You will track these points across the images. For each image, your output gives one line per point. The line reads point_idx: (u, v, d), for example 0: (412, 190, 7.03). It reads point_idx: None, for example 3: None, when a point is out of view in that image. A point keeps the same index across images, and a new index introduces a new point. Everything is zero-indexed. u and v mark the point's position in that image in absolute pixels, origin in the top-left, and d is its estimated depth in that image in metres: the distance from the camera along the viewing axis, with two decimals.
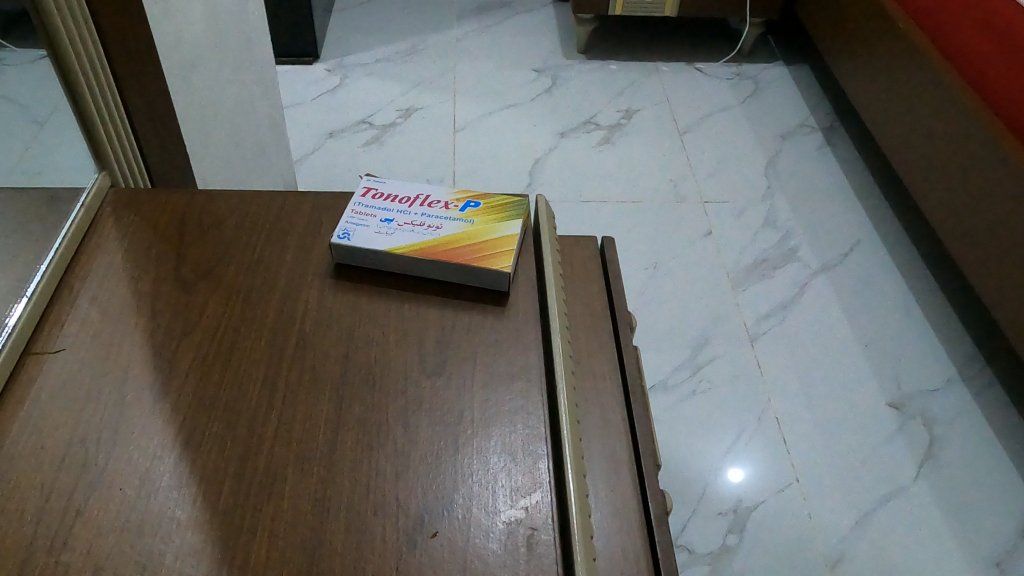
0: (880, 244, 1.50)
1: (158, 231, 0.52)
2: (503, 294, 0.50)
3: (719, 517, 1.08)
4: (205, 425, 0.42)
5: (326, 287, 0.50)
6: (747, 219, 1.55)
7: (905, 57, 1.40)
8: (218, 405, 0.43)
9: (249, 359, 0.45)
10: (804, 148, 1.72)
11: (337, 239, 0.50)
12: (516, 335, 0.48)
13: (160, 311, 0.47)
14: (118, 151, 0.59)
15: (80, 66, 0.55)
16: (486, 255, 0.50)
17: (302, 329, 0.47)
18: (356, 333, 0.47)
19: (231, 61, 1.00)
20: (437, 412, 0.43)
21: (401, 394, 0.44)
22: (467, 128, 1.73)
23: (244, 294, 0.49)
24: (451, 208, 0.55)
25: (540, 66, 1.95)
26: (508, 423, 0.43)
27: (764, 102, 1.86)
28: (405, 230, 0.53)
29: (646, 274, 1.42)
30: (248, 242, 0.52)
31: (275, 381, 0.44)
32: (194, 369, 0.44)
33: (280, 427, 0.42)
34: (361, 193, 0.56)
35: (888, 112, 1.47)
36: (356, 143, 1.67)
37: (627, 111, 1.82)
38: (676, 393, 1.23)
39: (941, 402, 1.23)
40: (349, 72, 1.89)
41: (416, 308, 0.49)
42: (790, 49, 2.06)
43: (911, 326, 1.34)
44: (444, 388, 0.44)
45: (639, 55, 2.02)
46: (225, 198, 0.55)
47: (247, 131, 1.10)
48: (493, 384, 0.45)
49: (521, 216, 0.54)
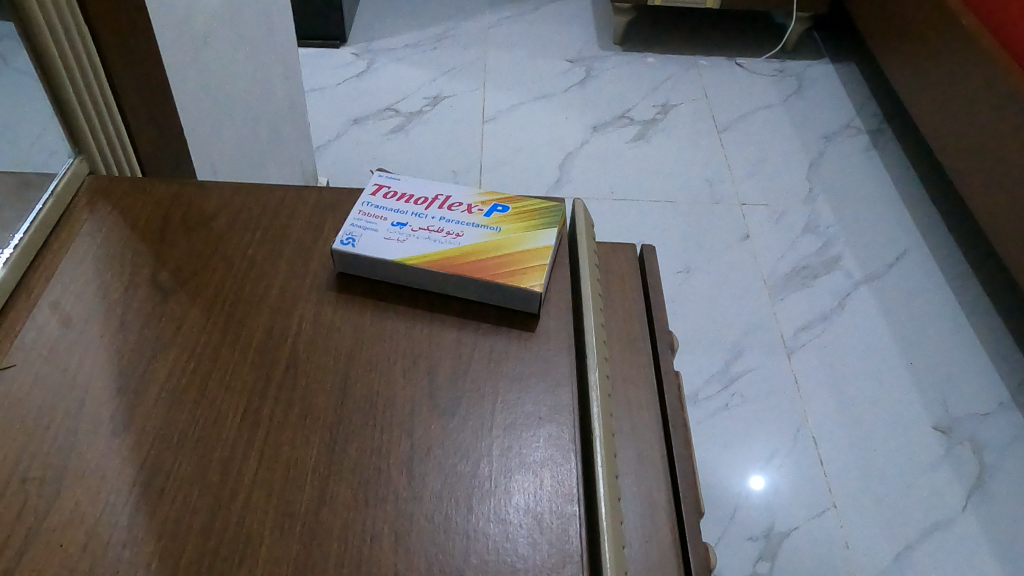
0: (928, 254, 1.40)
1: (137, 227, 0.46)
2: (533, 317, 0.43)
3: (750, 542, 1.00)
4: (170, 467, 0.35)
5: (325, 300, 0.43)
6: (787, 223, 1.46)
7: (965, 57, 1.30)
8: (188, 444, 0.36)
9: (230, 386, 0.38)
10: (849, 151, 1.62)
11: (340, 245, 0.43)
12: (547, 367, 0.40)
13: (130, 322, 0.40)
14: (104, 133, 0.52)
15: (61, 43, 0.47)
16: (513, 271, 0.43)
17: (294, 351, 0.40)
18: (358, 358, 0.40)
19: (250, 40, 0.93)
20: (448, 461, 0.36)
21: (406, 438, 0.37)
22: (496, 118, 1.66)
23: (231, 305, 0.42)
24: (475, 212, 0.47)
25: (573, 57, 1.87)
26: (533, 476, 0.36)
27: (809, 101, 1.76)
28: (420, 237, 0.45)
29: (678, 278, 1.34)
30: (239, 244, 0.45)
31: (258, 415, 0.37)
32: (165, 396, 0.37)
33: (261, 472, 0.35)
34: (371, 191, 0.48)
35: (944, 115, 1.37)
36: (380, 131, 1.60)
37: (663, 106, 1.73)
38: (706, 408, 1.15)
39: (991, 427, 1.14)
40: (377, 57, 1.82)
41: (430, 331, 0.41)
42: (837, 45, 1.95)
43: (961, 345, 1.25)
44: (459, 429, 0.37)
45: (678, 48, 1.93)
46: (219, 191, 0.48)
47: (265, 114, 1.03)
48: (517, 428, 0.38)
49: (557, 224, 0.47)
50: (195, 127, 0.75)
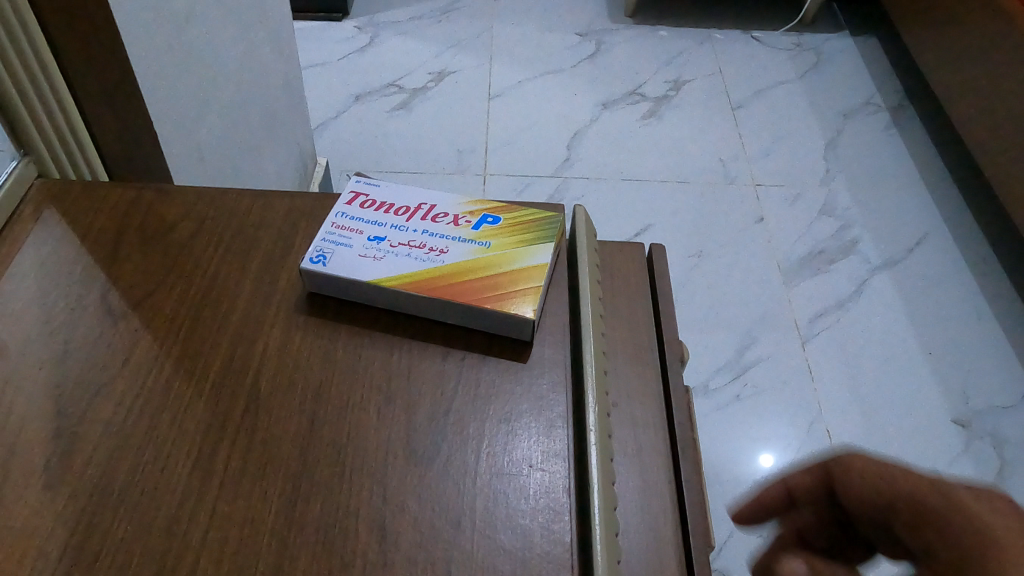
0: (949, 238, 1.34)
1: (87, 239, 0.41)
2: (523, 344, 0.38)
3: (760, 539, 0.96)
4: (109, 526, 0.31)
5: (293, 325, 0.38)
6: (803, 204, 1.40)
7: (995, 33, 1.22)
8: (130, 499, 0.31)
9: (181, 428, 0.34)
10: (868, 129, 1.56)
11: (309, 263, 0.39)
12: (538, 404, 0.36)
13: (72, 351, 0.36)
14: (52, 131, 0.47)
15: (8, 39, 0.43)
16: (501, 294, 0.38)
17: (254, 387, 0.36)
18: (325, 394, 0.35)
19: (242, 17, 0.88)
20: (425, 517, 0.32)
21: (377, 488, 0.32)
22: (502, 95, 1.59)
23: (188, 330, 0.37)
24: (462, 224, 0.43)
25: (583, 30, 1.80)
26: (522, 536, 0.31)
27: (827, 76, 1.69)
28: (399, 254, 0.41)
29: (690, 263, 1.29)
30: (200, 259, 0.41)
31: (212, 461, 0.33)
32: (108, 440, 0.33)
33: (211, 533, 0.31)
34: (347, 200, 0.44)
35: (968, 92, 1.30)
36: (382, 108, 1.54)
37: (676, 82, 1.66)
38: (717, 400, 1.10)
39: (1012, 421, 1.09)
40: (380, 31, 1.75)
41: (407, 361, 0.37)
42: (857, 17, 1.87)
43: (982, 334, 1.20)
44: (437, 479, 0.33)
45: (691, 20, 1.85)
46: (181, 197, 0.44)
47: (259, 93, 0.97)
48: (504, 474, 0.33)
49: (552, 237, 0.42)
50: (189, 114, 0.70)
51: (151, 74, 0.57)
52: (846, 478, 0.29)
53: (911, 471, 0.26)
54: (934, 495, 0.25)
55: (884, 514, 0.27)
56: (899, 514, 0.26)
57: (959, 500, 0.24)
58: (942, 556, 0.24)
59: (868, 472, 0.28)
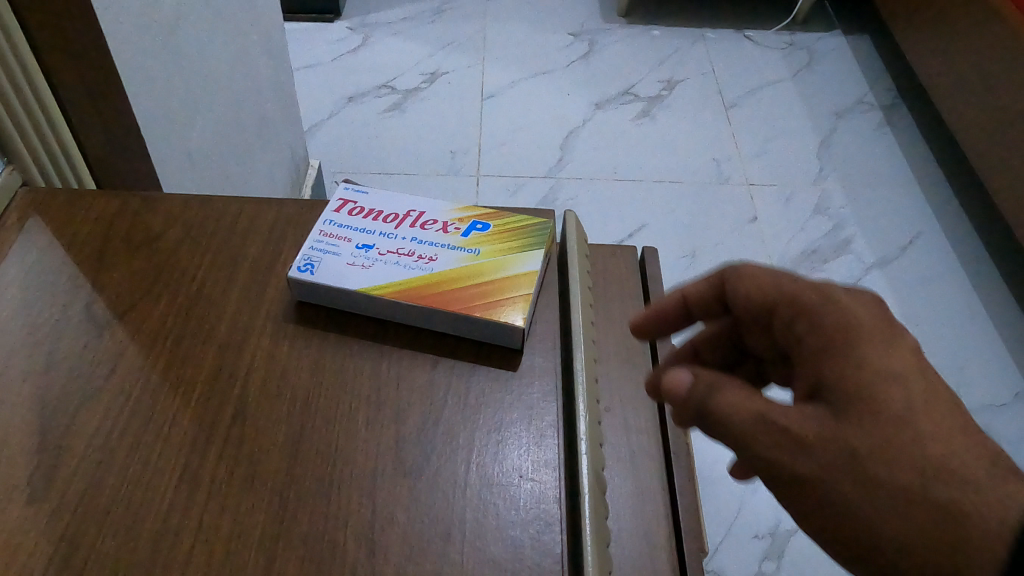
0: (942, 237, 1.34)
1: (72, 248, 0.41)
2: (513, 352, 0.38)
3: (755, 540, 0.95)
4: (94, 540, 0.30)
5: (281, 334, 0.38)
6: (796, 203, 1.40)
7: (987, 32, 1.22)
8: (115, 512, 0.31)
9: (168, 440, 0.33)
10: (861, 128, 1.56)
11: (297, 272, 0.39)
12: (529, 412, 0.36)
13: (57, 363, 0.36)
14: (36, 139, 0.47)
15: None
16: (491, 302, 0.38)
17: (242, 398, 0.35)
18: (314, 404, 0.35)
19: (232, 20, 0.87)
20: (414, 528, 0.31)
21: (366, 500, 0.32)
22: (495, 95, 1.59)
23: (174, 340, 0.37)
24: (451, 231, 0.42)
25: (576, 30, 1.79)
26: (512, 545, 0.31)
27: (819, 75, 1.69)
28: (387, 262, 0.40)
29: (684, 263, 1.28)
30: (186, 269, 0.40)
31: (198, 473, 0.32)
32: (93, 452, 0.33)
33: (198, 546, 0.30)
34: (335, 207, 0.43)
35: (961, 91, 1.30)
36: (375, 110, 1.53)
37: (669, 82, 1.66)
38: None
39: (1006, 420, 1.09)
40: (373, 31, 1.75)
41: (396, 370, 0.37)
42: (849, 16, 1.87)
43: (976, 333, 1.20)
44: (426, 489, 0.33)
45: (684, 19, 1.85)
46: (169, 205, 0.44)
47: (250, 96, 0.97)
48: (494, 483, 0.33)
49: (542, 243, 0.42)
50: (179, 118, 0.70)
51: (140, 80, 0.57)
52: (734, 285, 0.37)
53: (793, 279, 0.34)
54: (812, 295, 0.33)
55: (762, 310, 0.35)
56: (778, 312, 0.34)
57: (832, 299, 0.32)
58: (810, 337, 0.32)
59: (756, 279, 0.36)
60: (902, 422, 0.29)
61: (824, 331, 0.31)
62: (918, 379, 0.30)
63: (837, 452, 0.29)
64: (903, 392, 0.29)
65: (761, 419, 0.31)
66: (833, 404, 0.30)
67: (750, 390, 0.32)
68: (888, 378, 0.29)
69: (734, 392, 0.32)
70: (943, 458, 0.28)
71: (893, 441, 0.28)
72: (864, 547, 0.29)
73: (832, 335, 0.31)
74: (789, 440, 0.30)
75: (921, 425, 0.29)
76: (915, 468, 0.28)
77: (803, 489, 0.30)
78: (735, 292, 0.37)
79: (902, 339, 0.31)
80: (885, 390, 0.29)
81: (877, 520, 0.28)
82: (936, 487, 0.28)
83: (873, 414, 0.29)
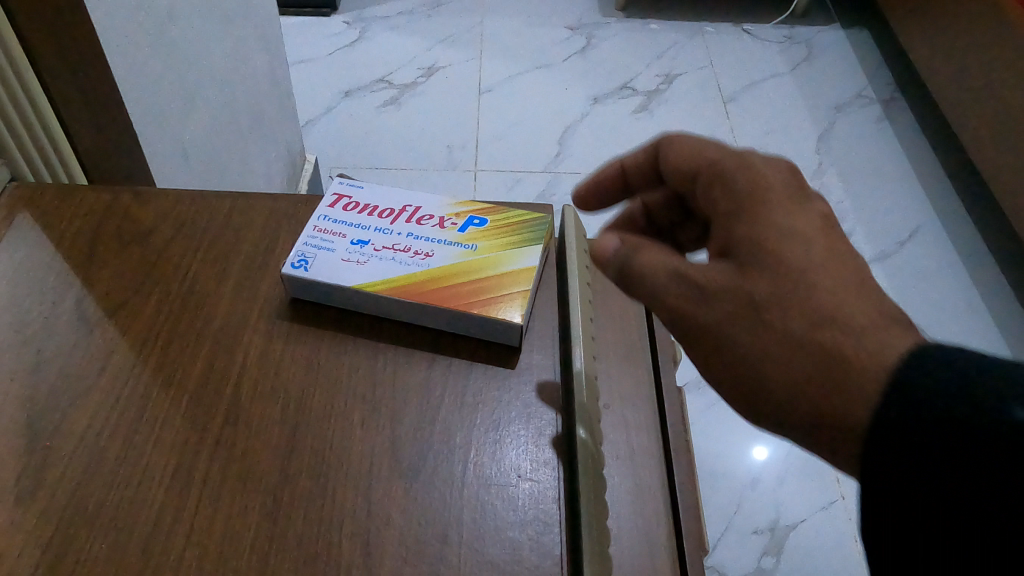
0: (941, 232, 1.34)
1: (62, 244, 0.40)
2: (512, 350, 0.37)
3: (755, 536, 0.95)
4: (84, 543, 0.30)
5: (274, 332, 0.37)
6: None
7: (987, 25, 1.21)
8: (105, 515, 0.30)
9: (159, 441, 0.33)
10: (860, 122, 1.55)
11: (291, 268, 0.38)
12: (527, 411, 0.35)
13: (46, 362, 0.35)
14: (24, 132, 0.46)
15: None
16: (488, 298, 0.37)
17: (236, 397, 0.35)
18: (308, 404, 0.34)
19: (227, 14, 0.86)
20: (411, 530, 0.31)
21: (362, 502, 0.31)
22: (492, 89, 1.58)
23: (166, 339, 0.36)
24: (448, 226, 0.42)
25: (574, 24, 1.78)
26: (509, 546, 0.31)
27: (818, 69, 1.68)
28: (383, 258, 0.40)
29: None
30: (178, 266, 0.40)
31: (190, 474, 0.32)
32: (82, 453, 0.32)
33: (190, 549, 0.30)
34: (330, 202, 0.43)
35: (960, 85, 1.29)
36: (372, 104, 1.52)
37: (667, 76, 1.65)
38: (711, 395, 1.09)
39: None
40: (369, 25, 1.73)
41: (392, 369, 0.36)
42: (848, 10, 1.87)
43: (976, 327, 1.19)
44: (423, 490, 0.32)
45: (682, 13, 1.84)
46: (160, 200, 0.43)
47: (245, 90, 0.96)
48: (492, 483, 0.32)
49: (540, 239, 0.41)
50: (173, 113, 0.69)
51: (132, 74, 0.56)
52: (666, 154, 0.39)
53: (719, 146, 0.36)
54: (733, 162, 0.35)
55: (689, 178, 0.37)
56: (701, 178, 0.36)
57: (749, 164, 0.34)
58: (725, 200, 0.34)
59: (687, 148, 0.37)
60: (797, 277, 0.31)
61: (737, 193, 0.34)
62: (819, 235, 0.32)
63: (731, 297, 0.32)
64: (804, 248, 0.31)
65: (675, 274, 0.34)
66: (738, 258, 0.33)
67: (667, 253, 0.36)
68: (791, 233, 0.32)
69: (653, 254, 0.36)
70: (833, 306, 0.30)
71: (784, 287, 0.31)
72: (751, 383, 0.32)
73: (743, 196, 0.34)
74: (693, 287, 0.34)
75: (815, 279, 0.31)
76: (801, 315, 0.30)
77: (704, 333, 0.33)
78: (666, 157, 0.39)
79: (810, 207, 0.33)
80: (787, 247, 0.31)
81: (763, 357, 0.31)
82: (818, 332, 0.30)
83: (771, 268, 0.31)
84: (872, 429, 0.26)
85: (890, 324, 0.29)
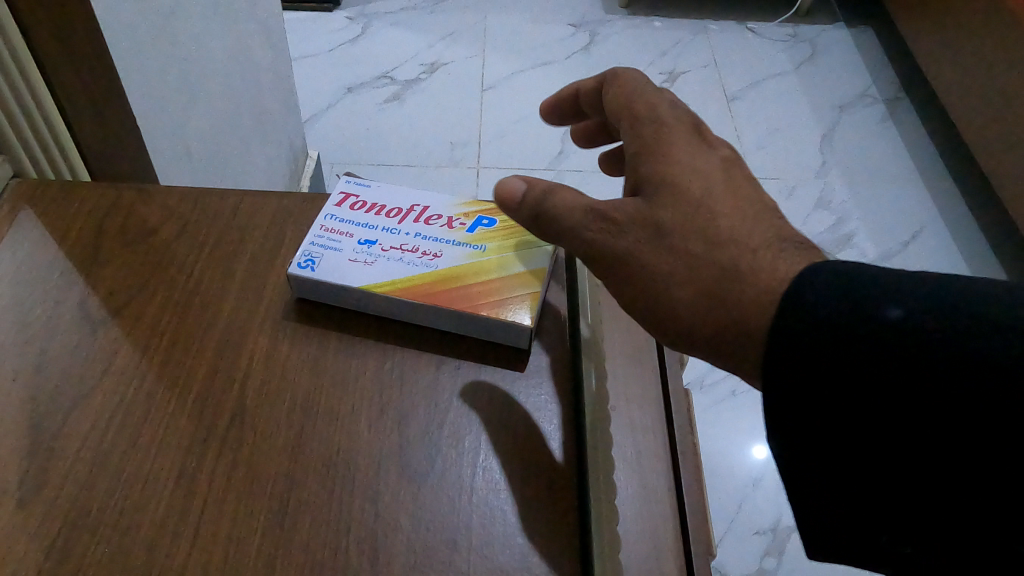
0: (945, 232, 1.33)
1: (65, 242, 0.39)
2: (520, 353, 0.37)
3: (757, 536, 0.94)
4: (87, 547, 0.29)
5: (280, 333, 0.37)
6: (799, 197, 1.38)
7: (992, 25, 1.21)
8: (108, 519, 0.30)
9: (163, 443, 0.32)
10: (864, 122, 1.54)
11: (298, 268, 0.37)
12: (536, 415, 0.35)
13: (49, 362, 0.34)
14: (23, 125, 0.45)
15: None
16: (497, 300, 0.37)
17: (241, 399, 0.34)
18: (315, 406, 0.34)
19: (230, 10, 0.86)
20: (419, 536, 0.30)
21: (370, 506, 0.31)
22: (495, 86, 1.57)
23: (169, 339, 0.36)
24: (456, 227, 0.41)
25: (577, 21, 1.77)
26: (517, 551, 0.30)
27: (822, 68, 1.67)
28: (391, 258, 0.39)
29: None
30: (182, 265, 0.39)
31: (195, 477, 0.31)
32: (86, 456, 0.32)
33: (194, 553, 0.29)
34: (337, 201, 0.42)
35: (965, 85, 1.29)
36: (374, 101, 1.52)
37: (671, 74, 1.64)
38: (714, 395, 1.08)
39: None
40: (372, 21, 1.73)
41: (400, 371, 0.36)
42: (853, 8, 1.86)
43: None
44: (431, 495, 0.31)
45: (686, 11, 1.83)
46: (164, 197, 0.42)
47: (248, 86, 0.95)
48: (500, 488, 0.32)
49: None
50: (175, 110, 0.68)
51: (135, 70, 0.55)
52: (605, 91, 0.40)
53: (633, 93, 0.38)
54: (644, 108, 0.37)
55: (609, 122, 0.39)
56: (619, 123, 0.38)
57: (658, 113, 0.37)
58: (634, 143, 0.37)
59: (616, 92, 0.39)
60: (698, 205, 0.33)
61: (644, 138, 0.36)
62: (716, 171, 0.35)
63: (640, 226, 0.34)
64: (702, 183, 0.34)
65: (589, 209, 0.36)
66: (646, 193, 0.35)
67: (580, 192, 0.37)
68: (693, 171, 0.35)
69: (567, 192, 0.37)
70: (728, 230, 0.32)
71: (685, 215, 0.33)
72: (656, 309, 0.34)
73: (648, 136, 0.36)
74: (604, 220, 0.35)
75: (714, 207, 0.33)
76: (701, 236, 0.33)
77: (614, 263, 0.35)
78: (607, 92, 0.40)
79: (711, 150, 0.36)
80: (685, 180, 0.34)
81: (666, 280, 0.33)
82: (716, 253, 0.32)
83: (675, 199, 0.34)
84: (768, 352, 0.28)
85: (777, 243, 0.31)
